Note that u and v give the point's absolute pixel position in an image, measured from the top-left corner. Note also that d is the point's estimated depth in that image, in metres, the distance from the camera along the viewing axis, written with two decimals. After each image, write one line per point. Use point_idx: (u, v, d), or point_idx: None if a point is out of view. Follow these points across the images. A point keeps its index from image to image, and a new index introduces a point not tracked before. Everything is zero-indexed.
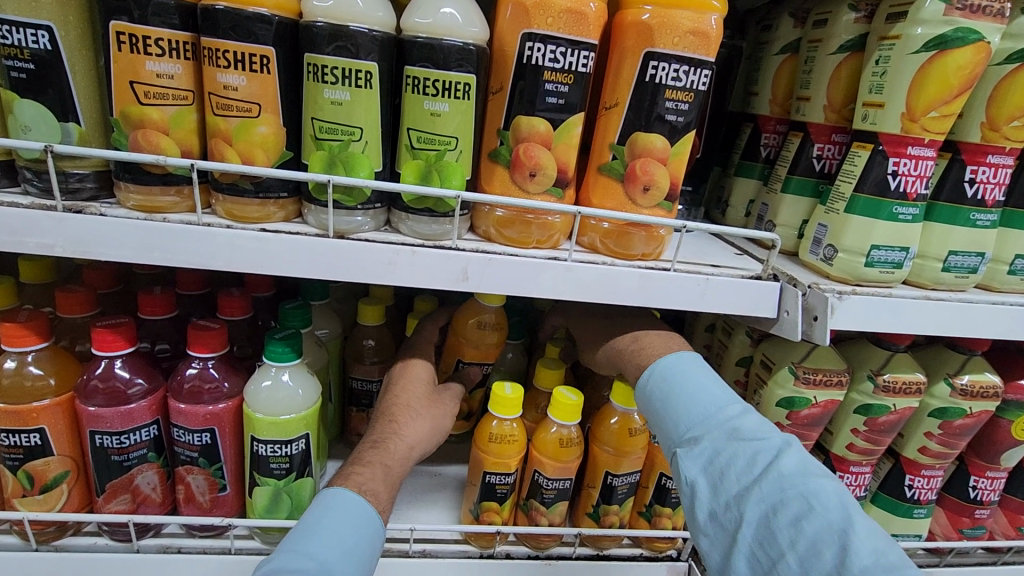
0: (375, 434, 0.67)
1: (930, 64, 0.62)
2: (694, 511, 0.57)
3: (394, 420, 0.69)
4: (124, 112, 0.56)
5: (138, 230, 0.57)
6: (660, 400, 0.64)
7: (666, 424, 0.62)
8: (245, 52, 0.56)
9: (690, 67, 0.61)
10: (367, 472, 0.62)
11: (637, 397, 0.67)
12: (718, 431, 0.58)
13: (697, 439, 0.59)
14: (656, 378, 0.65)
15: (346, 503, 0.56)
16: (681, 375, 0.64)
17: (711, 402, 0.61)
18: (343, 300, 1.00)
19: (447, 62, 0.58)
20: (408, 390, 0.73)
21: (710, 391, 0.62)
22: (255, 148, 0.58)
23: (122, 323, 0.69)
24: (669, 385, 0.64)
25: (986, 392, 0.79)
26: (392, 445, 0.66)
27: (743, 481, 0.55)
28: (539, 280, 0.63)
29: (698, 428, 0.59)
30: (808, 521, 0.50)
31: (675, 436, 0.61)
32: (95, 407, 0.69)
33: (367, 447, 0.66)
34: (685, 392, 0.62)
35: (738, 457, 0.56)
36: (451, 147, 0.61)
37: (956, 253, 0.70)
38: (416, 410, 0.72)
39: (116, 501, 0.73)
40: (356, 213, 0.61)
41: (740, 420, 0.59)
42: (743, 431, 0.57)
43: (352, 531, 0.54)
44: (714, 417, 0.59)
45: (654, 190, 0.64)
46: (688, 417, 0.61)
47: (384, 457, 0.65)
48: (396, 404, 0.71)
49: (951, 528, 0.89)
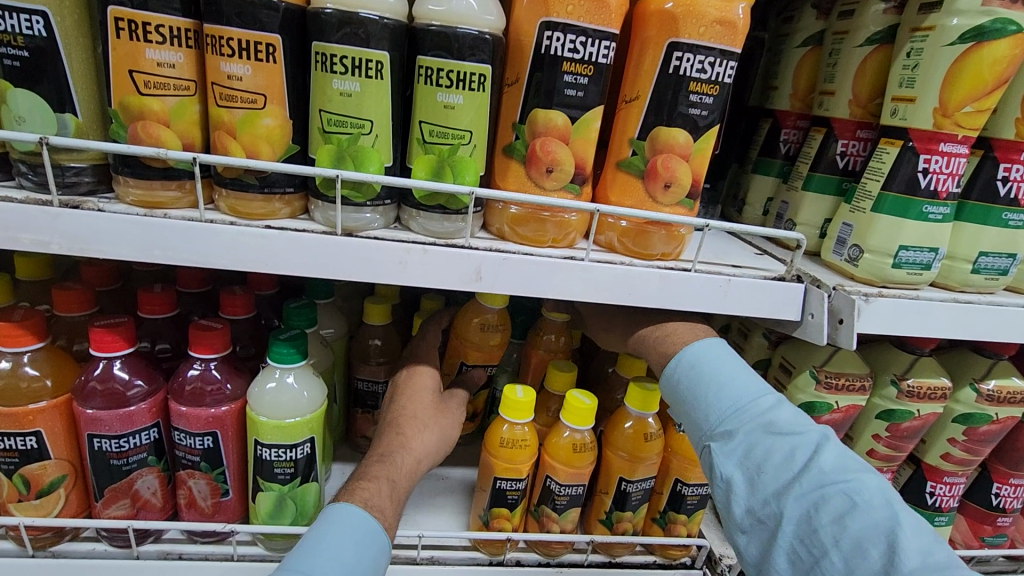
0: (382, 447, 0.65)
1: (966, 56, 0.60)
2: (728, 506, 0.55)
3: (401, 433, 0.67)
4: (123, 103, 0.53)
5: (139, 226, 0.54)
6: (689, 390, 0.61)
7: (696, 416, 0.60)
8: (249, 40, 0.53)
9: (716, 59, 0.58)
10: (374, 487, 0.59)
11: (662, 386, 0.65)
12: (753, 423, 0.56)
13: (731, 432, 0.57)
14: (684, 367, 0.62)
15: (351, 520, 0.54)
16: (711, 363, 0.61)
17: (743, 393, 0.59)
18: (348, 299, 0.98)
19: (461, 51, 0.55)
20: (416, 402, 0.71)
21: (742, 381, 0.60)
22: (260, 141, 0.56)
23: (122, 323, 0.67)
24: (699, 374, 0.61)
25: (1014, 397, 0.77)
26: (398, 459, 0.64)
27: (781, 476, 0.53)
28: (556, 281, 0.60)
29: (731, 421, 0.57)
30: (853, 519, 0.48)
31: (706, 429, 0.59)
32: (94, 410, 0.66)
33: (373, 461, 0.63)
34: (715, 382, 0.60)
35: (776, 451, 0.54)
36: (465, 142, 0.58)
37: (987, 254, 0.68)
38: (424, 422, 0.69)
39: (115, 506, 0.71)
40: (365, 210, 0.59)
41: (775, 411, 0.57)
42: (779, 424, 0.55)
43: (356, 551, 0.52)
44: (747, 409, 0.57)
45: (675, 188, 0.62)
46: (720, 408, 0.58)
47: (390, 471, 0.62)
48: (402, 415, 0.69)
49: (972, 536, 0.87)
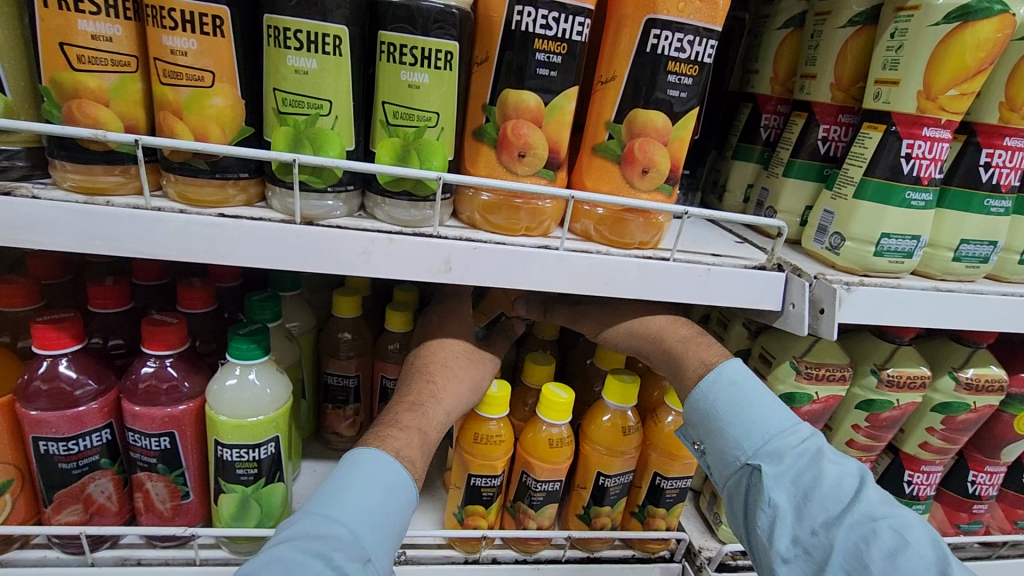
0: (413, 395, 0.64)
1: (949, 38, 0.58)
2: (770, 531, 0.55)
3: (432, 381, 0.65)
4: (55, 78, 0.49)
5: (77, 215, 0.50)
6: (729, 407, 0.61)
7: (733, 436, 0.60)
8: (194, 12, 0.49)
9: (696, 37, 0.56)
10: (404, 437, 0.59)
11: (692, 397, 0.63)
12: (800, 448, 0.58)
13: (779, 453, 0.58)
14: (723, 381, 0.62)
15: (382, 468, 0.55)
16: (751, 382, 0.62)
17: (785, 419, 0.60)
18: (317, 291, 0.95)
19: (425, 26, 0.52)
20: (447, 352, 0.69)
21: (779, 407, 0.61)
22: (209, 122, 0.52)
23: (67, 319, 0.62)
24: (740, 391, 0.61)
25: (991, 386, 0.76)
26: (429, 410, 0.63)
27: (829, 506, 0.55)
28: (529, 271, 0.57)
29: (778, 443, 0.58)
30: (905, 557, 0.50)
31: (749, 449, 0.59)
32: (38, 412, 0.62)
33: (403, 409, 0.63)
34: (755, 403, 0.61)
35: (826, 479, 0.56)
36: (432, 124, 0.55)
37: (968, 242, 0.67)
38: (455, 371, 0.67)
39: (66, 512, 0.67)
40: (327, 197, 0.55)
41: (816, 440, 0.59)
42: (826, 454, 0.58)
43: (382, 502, 0.54)
44: (792, 434, 0.59)
45: (654, 173, 0.59)
46: (764, 429, 0.59)
47: (420, 421, 0.62)
48: (433, 362, 0.67)
49: (948, 523, 0.87)
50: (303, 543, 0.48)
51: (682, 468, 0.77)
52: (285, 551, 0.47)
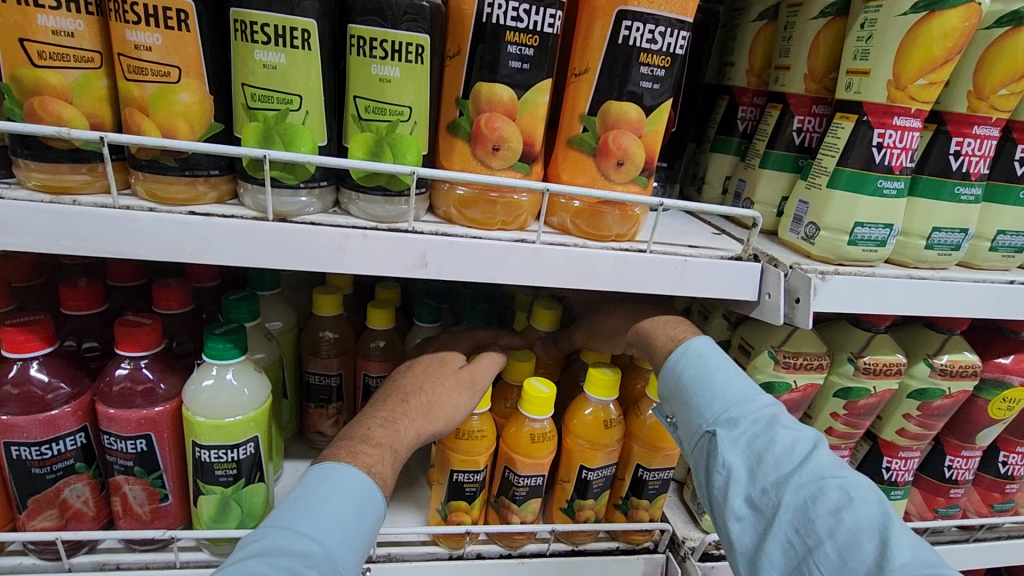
0: (386, 411, 0.64)
1: (917, 28, 0.59)
2: (725, 491, 0.56)
3: (406, 401, 0.65)
4: (16, 75, 0.48)
5: (42, 214, 0.49)
6: (692, 377, 0.62)
7: (696, 404, 0.61)
8: (158, 6, 0.48)
9: (667, 29, 0.56)
10: (377, 454, 0.59)
11: (663, 374, 0.65)
12: (757, 413, 0.58)
13: (735, 418, 0.58)
14: (689, 357, 0.63)
15: (356, 483, 0.55)
16: (715, 355, 0.63)
17: (747, 387, 0.61)
18: (297, 289, 0.94)
19: (395, 19, 0.52)
20: (428, 375, 0.68)
21: (744, 377, 0.62)
22: (176, 118, 0.51)
23: (37, 321, 0.61)
24: (704, 363, 0.63)
25: (965, 371, 0.77)
26: (402, 427, 0.63)
27: (781, 466, 0.55)
28: (505, 264, 0.57)
29: (736, 409, 0.59)
30: (849, 512, 0.50)
31: (709, 415, 0.60)
32: (8, 416, 0.61)
33: (375, 425, 0.62)
34: (718, 374, 0.62)
35: (779, 441, 0.56)
36: (404, 118, 0.55)
37: (940, 230, 0.67)
38: (431, 394, 0.66)
39: (41, 517, 0.66)
40: (300, 193, 0.55)
41: (776, 408, 0.59)
42: (782, 418, 0.58)
43: (354, 516, 0.53)
44: (751, 401, 0.59)
45: (628, 165, 0.59)
46: (724, 397, 0.60)
47: (392, 439, 0.61)
48: (410, 384, 0.67)
49: (926, 508, 0.89)
50: (273, 558, 0.48)
51: (664, 459, 0.78)
52: (255, 566, 0.47)
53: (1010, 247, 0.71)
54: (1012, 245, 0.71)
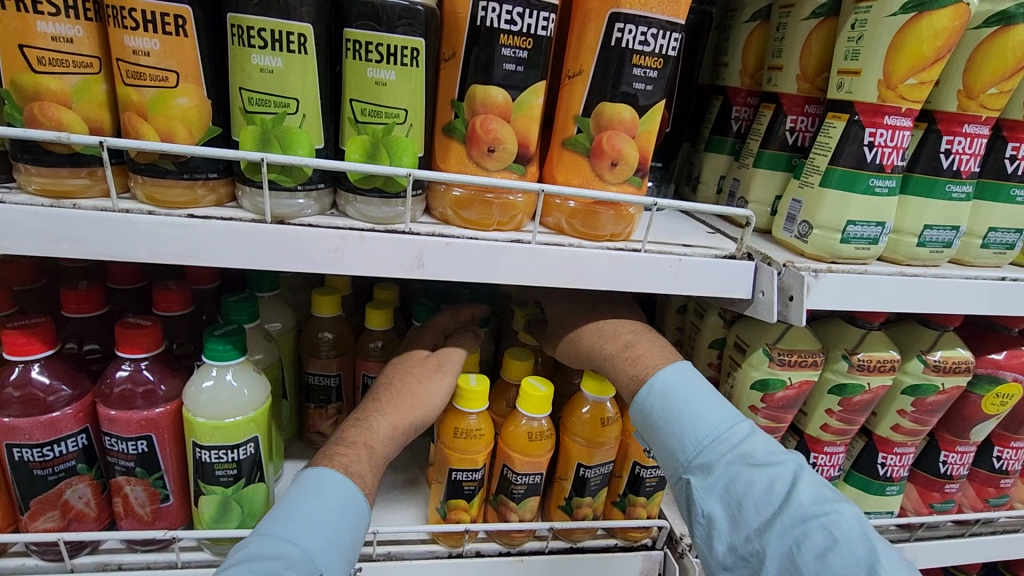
0: (359, 414, 0.67)
1: (906, 28, 0.60)
2: (709, 541, 0.57)
3: (378, 400, 0.68)
4: (16, 81, 0.48)
5: (43, 218, 0.50)
6: (662, 420, 0.62)
7: (670, 448, 0.61)
8: (155, 12, 0.49)
9: (659, 31, 0.56)
10: (352, 453, 0.62)
11: (633, 412, 0.64)
12: (729, 454, 0.58)
13: (707, 465, 0.58)
14: (656, 395, 0.62)
15: (335, 486, 0.57)
16: (682, 391, 0.62)
17: (717, 422, 0.60)
18: (297, 290, 0.94)
19: (390, 23, 0.52)
20: (400, 374, 0.71)
21: (715, 408, 0.61)
22: (175, 122, 0.52)
23: (38, 324, 0.62)
24: (671, 402, 0.61)
25: (959, 367, 0.78)
26: (373, 424, 0.66)
27: (761, 511, 0.55)
28: (501, 264, 0.58)
29: (708, 453, 0.58)
30: (834, 556, 0.51)
31: (683, 460, 0.60)
32: (10, 419, 0.62)
33: (348, 428, 0.66)
34: (688, 412, 0.61)
35: (755, 484, 0.56)
36: (400, 121, 0.55)
37: (931, 228, 0.68)
38: (402, 389, 0.69)
39: (43, 519, 0.67)
40: (298, 195, 0.56)
41: (748, 442, 0.58)
42: (755, 455, 0.57)
43: (335, 519, 0.55)
44: (722, 440, 0.59)
45: (622, 165, 0.60)
46: (694, 440, 0.59)
47: (366, 437, 0.64)
48: (382, 385, 0.70)
49: (921, 503, 0.90)
50: (256, 562, 0.49)
51: None
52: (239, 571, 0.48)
53: (1002, 244, 0.72)
54: (1003, 242, 0.72)
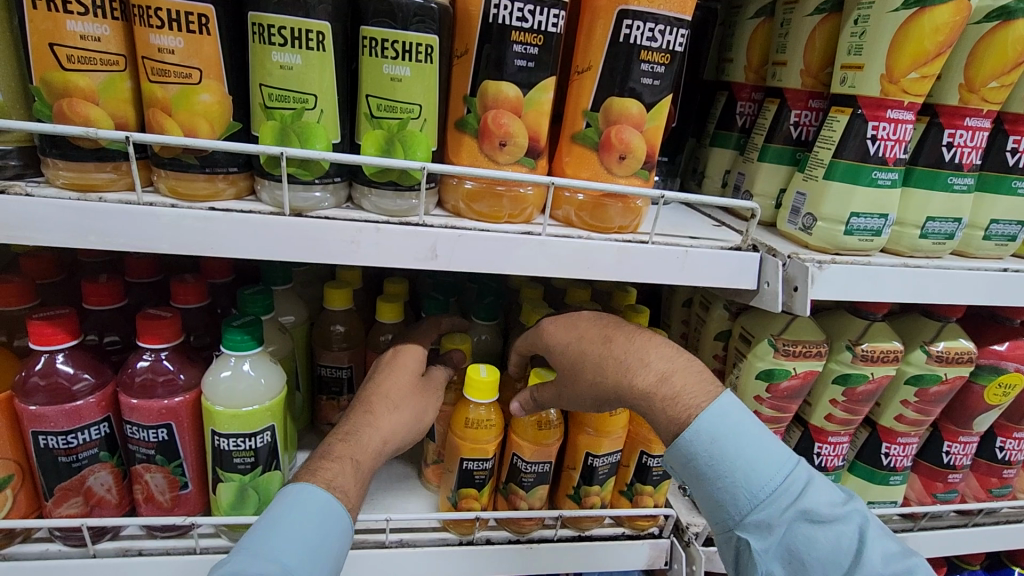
0: (349, 423, 0.66)
1: (908, 23, 0.61)
2: None
3: (371, 410, 0.68)
4: (46, 79, 0.50)
5: (71, 211, 0.52)
6: (713, 470, 0.59)
7: (721, 501, 0.60)
8: (180, 11, 0.50)
9: (666, 27, 0.58)
10: (336, 468, 0.61)
11: (675, 456, 0.61)
12: (788, 511, 0.57)
13: (766, 523, 0.57)
14: (703, 441, 0.59)
15: (313, 500, 0.57)
16: (732, 436, 0.59)
17: (773, 474, 0.58)
18: (309, 284, 0.96)
19: (405, 21, 0.54)
20: (390, 384, 0.71)
21: (769, 456, 0.59)
22: (197, 117, 0.53)
23: (63, 315, 0.64)
24: (720, 449, 0.59)
25: (961, 358, 0.79)
26: (364, 437, 0.65)
27: (825, 573, 0.55)
28: (512, 255, 0.59)
29: (765, 510, 0.57)
30: None
31: (737, 515, 0.59)
32: (36, 406, 0.64)
33: (337, 439, 0.65)
34: (742, 462, 0.59)
35: (817, 543, 0.56)
36: (415, 116, 0.57)
37: (934, 220, 0.69)
38: (396, 401, 0.70)
39: (67, 505, 0.68)
40: (314, 188, 0.57)
41: (806, 497, 0.57)
42: (815, 512, 0.57)
43: (316, 530, 0.55)
44: (782, 494, 0.57)
45: (630, 159, 0.61)
46: (750, 494, 0.58)
47: (353, 450, 0.64)
48: (376, 394, 0.70)
49: (925, 493, 0.91)
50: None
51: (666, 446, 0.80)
52: None
53: (1003, 236, 0.73)
54: (1005, 234, 0.73)
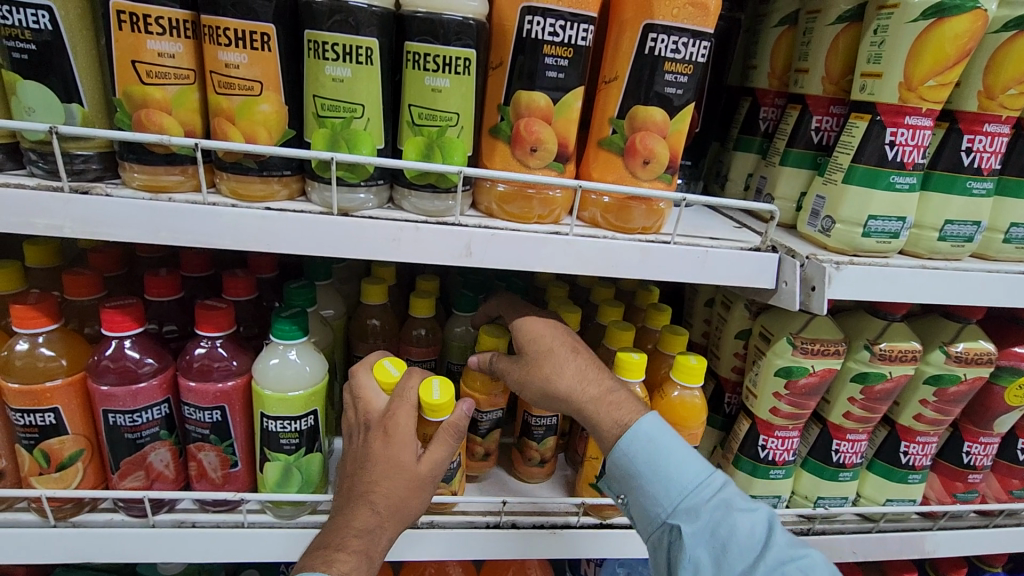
0: (357, 523, 0.62)
1: (927, 32, 0.63)
2: None
3: (374, 510, 0.63)
4: (127, 92, 0.56)
5: (145, 210, 0.57)
6: (646, 464, 0.66)
7: (653, 494, 0.66)
8: (245, 30, 0.56)
9: (689, 39, 0.61)
10: (353, 560, 0.60)
11: (614, 456, 0.67)
12: (712, 500, 0.64)
13: (694, 509, 0.64)
14: (641, 439, 0.66)
15: None
16: (664, 438, 0.66)
17: (698, 473, 0.66)
18: (347, 280, 1.02)
19: (446, 36, 0.58)
20: (389, 478, 0.64)
21: (693, 459, 0.67)
22: (257, 126, 0.59)
23: (131, 304, 0.70)
24: (655, 447, 0.66)
25: (981, 358, 0.80)
26: (376, 534, 0.62)
27: (745, 556, 0.61)
28: (540, 254, 0.63)
29: (693, 498, 0.64)
30: None
31: (670, 506, 0.65)
32: (107, 387, 0.70)
33: (349, 535, 0.61)
34: (672, 459, 0.66)
35: (738, 527, 0.62)
36: (452, 124, 0.62)
37: (952, 223, 0.71)
38: (396, 497, 0.64)
39: (130, 478, 0.75)
40: (359, 190, 0.62)
41: (728, 491, 0.65)
42: (734, 502, 0.64)
43: None
44: (705, 487, 0.65)
45: (654, 163, 0.65)
46: (681, 486, 0.65)
47: (368, 547, 0.62)
48: (374, 490, 0.64)
49: (945, 493, 0.92)
50: None
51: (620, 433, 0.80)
52: None
53: None
54: None
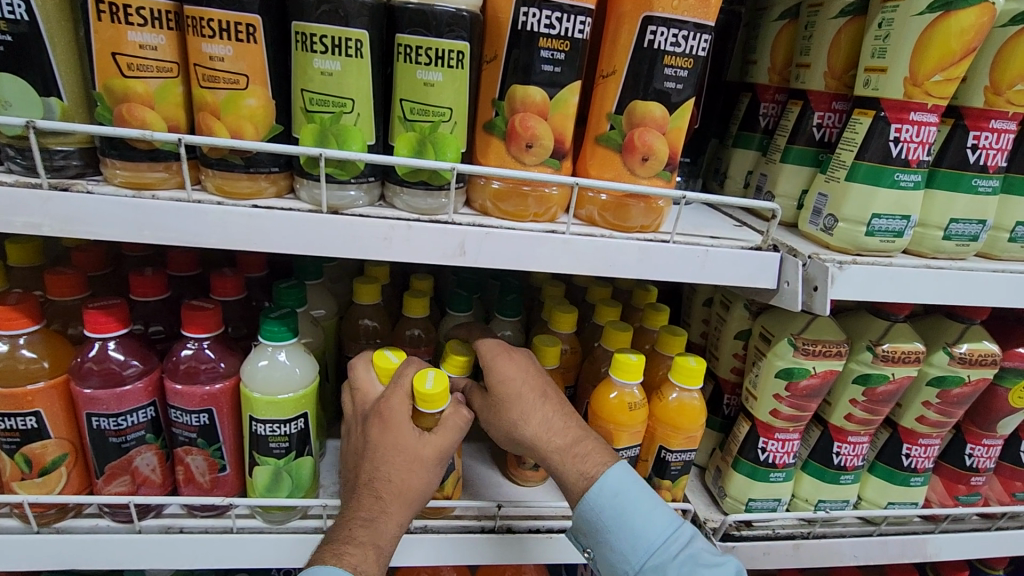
0: (363, 511, 0.61)
1: (934, 26, 0.61)
2: None
3: (380, 497, 0.61)
4: (108, 85, 0.54)
5: (127, 207, 0.55)
6: (614, 519, 0.65)
7: (620, 550, 0.65)
8: (230, 21, 0.54)
9: (690, 32, 0.60)
10: (361, 553, 0.58)
11: (581, 509, 0.66)
12: (679, 556, 0.64)
13: (661, 568, 0.63)
14: (607, 496, 0.65)
15: None
16: (631, 491, 0.65)
17: (666, 526, 0.65)
18: (338, 280, 1.00)
19: (439, 28, 0.56)
20: (392, 463, 0.62)
21: (660, 513, 0.66)
22: (243, 121, 0.57)
23: (115, 305, 0.68)
24: (623, 503, 0.65)
25: (985, 360, 0.79)
26: (382, 523, 0.61)
27: None
28: (536, 253, 0.62)
29: (660, 556, 0.64)
30: None
31: (637, 564, 0.64)
32: (91, 390, 0.68)
33: (356, 525, 0.60)
34: (640, 515, 0.65)
35: None
36: (446, 119, 0.60)
37: (957, 221, 0.70)
38: (403, 482, 0.62)
39: (116, 483, 0.73)
40: (349, 187, 0.60)
41: (694, 546, 0.65)
42: (701, 558, 0.64)
43: None
44: (673, 543, 0.64)
45: (653, 160, 0.63)
46: (647, 543, 0.64)
47: (376, 535, 0.60)
48: (377, 477, 0.62)
49: (947, 496, 0.91)
50: None
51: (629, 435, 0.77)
52: None
53: None
54: None
